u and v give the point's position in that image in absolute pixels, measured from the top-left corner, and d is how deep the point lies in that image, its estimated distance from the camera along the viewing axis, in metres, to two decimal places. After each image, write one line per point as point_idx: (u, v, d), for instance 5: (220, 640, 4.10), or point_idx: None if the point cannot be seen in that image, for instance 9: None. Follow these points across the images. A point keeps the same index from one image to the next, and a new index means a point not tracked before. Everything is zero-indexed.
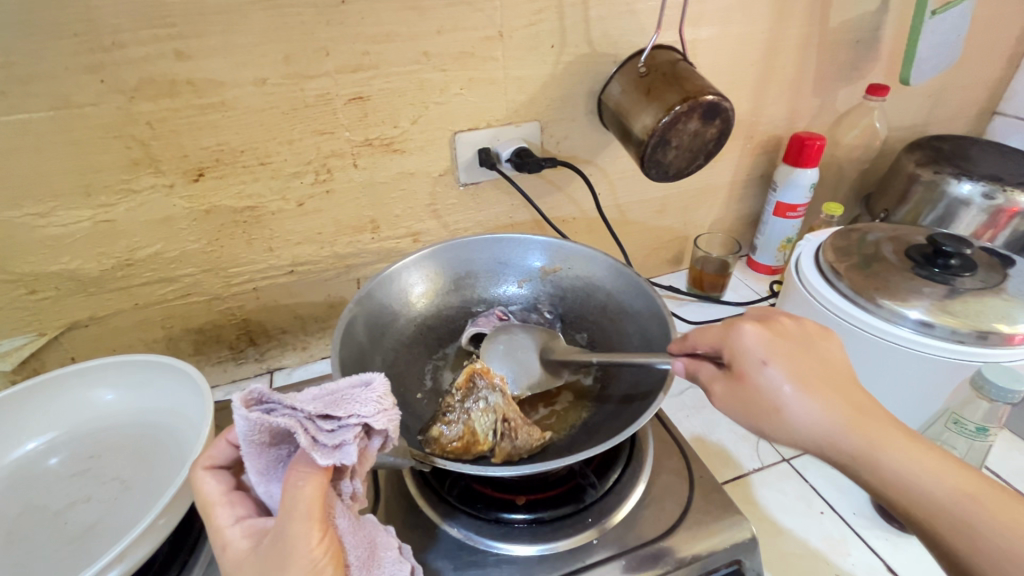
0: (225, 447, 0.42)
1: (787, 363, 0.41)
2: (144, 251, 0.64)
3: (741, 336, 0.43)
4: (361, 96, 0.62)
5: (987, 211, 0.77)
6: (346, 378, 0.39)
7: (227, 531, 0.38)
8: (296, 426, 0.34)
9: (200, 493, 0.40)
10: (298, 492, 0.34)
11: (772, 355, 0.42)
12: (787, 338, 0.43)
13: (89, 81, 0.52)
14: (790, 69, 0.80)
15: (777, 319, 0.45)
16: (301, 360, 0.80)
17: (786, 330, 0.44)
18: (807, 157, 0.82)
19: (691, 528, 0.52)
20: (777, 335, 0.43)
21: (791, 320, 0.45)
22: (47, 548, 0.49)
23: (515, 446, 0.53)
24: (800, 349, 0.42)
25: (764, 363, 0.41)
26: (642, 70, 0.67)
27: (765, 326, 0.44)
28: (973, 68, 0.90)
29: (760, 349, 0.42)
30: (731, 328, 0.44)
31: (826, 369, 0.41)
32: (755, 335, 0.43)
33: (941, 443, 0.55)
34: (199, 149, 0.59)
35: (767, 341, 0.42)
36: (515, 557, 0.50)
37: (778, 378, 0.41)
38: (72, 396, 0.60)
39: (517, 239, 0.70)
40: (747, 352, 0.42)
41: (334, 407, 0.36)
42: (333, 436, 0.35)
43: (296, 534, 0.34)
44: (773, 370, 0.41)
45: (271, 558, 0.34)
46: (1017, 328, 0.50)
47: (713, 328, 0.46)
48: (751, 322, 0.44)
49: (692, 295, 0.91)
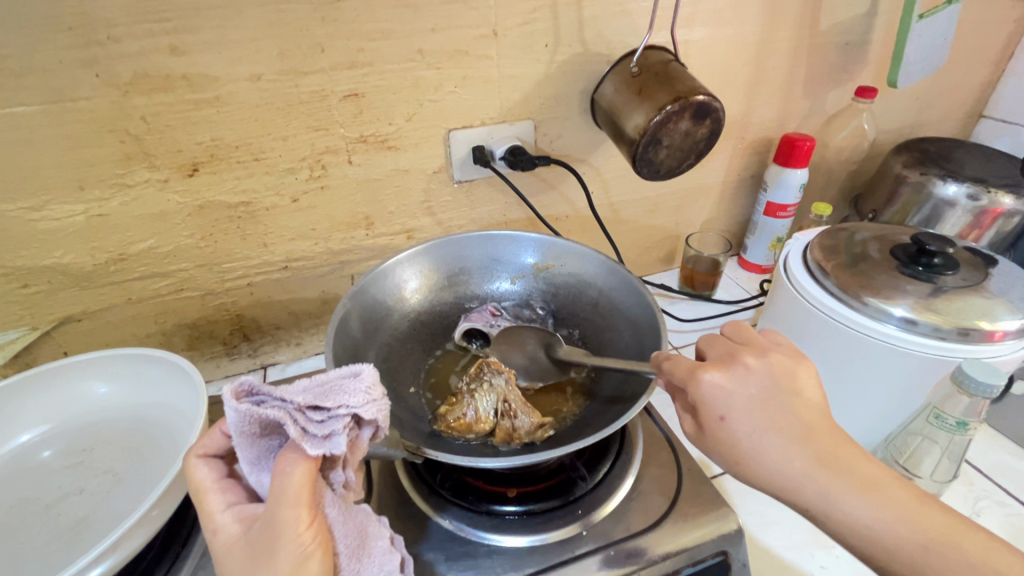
0: (221, 437, 0.42)
1: (743, 417, 0.40)
2: (138, 245, 0.64)
3: (700, 386, 0.42)
4: (357, 93, 0.62)
5: (972, 211, 0.79)
6: (336, 369, 0.40)
7: (219, 516, 0.38)
8: (284, 418, 0.35)
9: (193, 480, 0.40)
10: (287, 477, 0.35)
11: (732, 409, 0.41)
12: (747, 385, 0.41)
13: (84, 75, 0.53)
14: (781, 71, 0.81)
15: (742, 358, 0.43)
16: (294, 356, 0.80)
17: (749, 373, 0.42)
18: (797, 158, 0.83)
19: (679, 519, 0.53)
20: (739, 385, 0.41)
21: (758, 359, 0.43)
22: (41, 538, 0.49)
23: (515, 427, 0.55)
24: (761, 401, 0.41)
25: (722, 417, 0.41)
26: (634, 70, 0.68)
27: (727, 373, 0.42)
28: (961, 70, 0.92)
29: (719, 401, 0.41)
30: (692, 374, 0.43)
31: (789, 419, 0.40)
32: (714, 386, 0.41)
33: (925, 434, 0.56)
34: (193, 144, 0.59)
35: (728, 393, 0.41)
36: (506, 548, 0.50)
37: (738, 431, 0.40)
38: (65, 389, 0.60)
39: (510, 236, 0.70)
40: (707, 404, 0.42)
41: (323, 399, 0.37)
42: (324, 427, 0.36)
43: (287, 519, 0.34)
44: (731, 424, 0.40)
45: (261, 542, 0.35)
46: (996, 325, 0.51)
47: (678, 366, 0.44)
48: (711, 371, 0.42)
49: (683, 294, 0.92)
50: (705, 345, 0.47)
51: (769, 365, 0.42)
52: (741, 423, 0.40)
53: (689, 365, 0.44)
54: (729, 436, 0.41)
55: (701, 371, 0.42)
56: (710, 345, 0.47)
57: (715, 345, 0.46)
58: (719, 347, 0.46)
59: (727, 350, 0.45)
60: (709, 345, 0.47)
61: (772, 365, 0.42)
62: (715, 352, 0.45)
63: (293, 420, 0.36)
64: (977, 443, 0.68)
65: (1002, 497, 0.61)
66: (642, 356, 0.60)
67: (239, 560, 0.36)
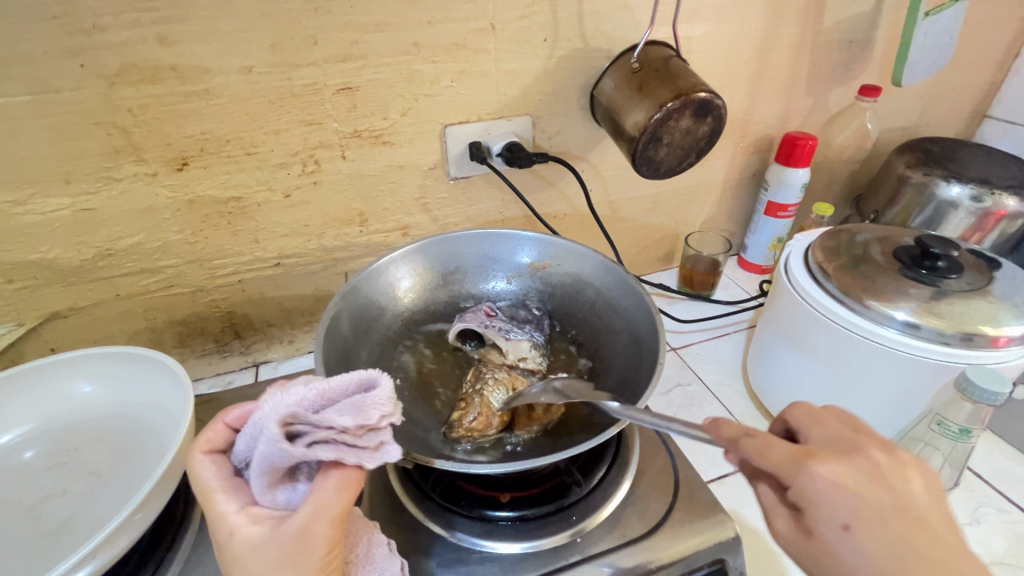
0: (221, 430, 0.42)
1: (873, 536, 0.31)
2: (126, 241, 0.62)
3: (816, 480, 0.33)
4: (350, 87, 0.61)
5: (975, 214, 0.78)
6: (342, 380, 0.37)
7: (233, 517, 0.38)
8: (340, 454, 0.36)
9: (199, 479, 0.39)
10: (333, 500, 0.36)
11: (860, 519, 0.31)
12: (875, 486, 0.32)
13: (69, 65, 0.51)
14: (784, 68, 0.80)
15: (867, 452, 0.34)
16: (287, 354, 0.79)
17: (877, 472, 0.33)
18: (799, 157, 0.82)
19: (675, 526, 0.52)
20: (865, 487, 0.32)
21: (888, 457, 0.34)
22: (21, 541, 0.48)
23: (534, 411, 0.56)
24: (894, 512, 0.32)
25: (844, 527, 0.31)
26: (634, 66, 0.66)
27: (848, 470, 0.33)
28: (966, 69, 0.91)
29: (843, 507, 0.32)
30: (801, 464, 0.33)
31: (931, 544, 0.31)
32: (832, 483, 0.32)
33: (925, 445, 0.55)
34: (183, 137, 0.58)
35: (852, 495, 0.32)
36: (499, 554, 0.50)
37: (863, 552, 0.31)
38: (50, 387, 0.59)
39: (506, 235, 0.69)
40: (823, 505, 0.32)
41: (359, 419, 0.36)
42: (369, 441, 0.37)
43: (324, 536, 0.36)
44: (856, 538, 0.31)
45: (292, 551, 0.36)
46: (1001, 330, 0.50)
47: (777, 452, 0.35)
48: (829, 462, 0.33)
49: (682, 294, 0.91)
50: (802, 423, 0.39)
51: (901, 466, 0.34)
52: (870, 542, 0.31)
53: (793, 452, 0.34)
54: (849, 554, 0.31)
55: (814, 463, 0.33)
56: (808, 425, 0.39)
57: (821, 424, 0.38)
58: (825, 428, 0.38)
59: (837, 436, 0.36)
60: (809, 423, 0.38)
61: (903, 467, 0.34)
62: (822, 434, 0.37)
63: (342, 448, 0.36)
64: (978, 449, 0.67)
65: (1002, 503, 0.60)
66: (640, 359, 0.58)
67: (263, 561, 0.36)
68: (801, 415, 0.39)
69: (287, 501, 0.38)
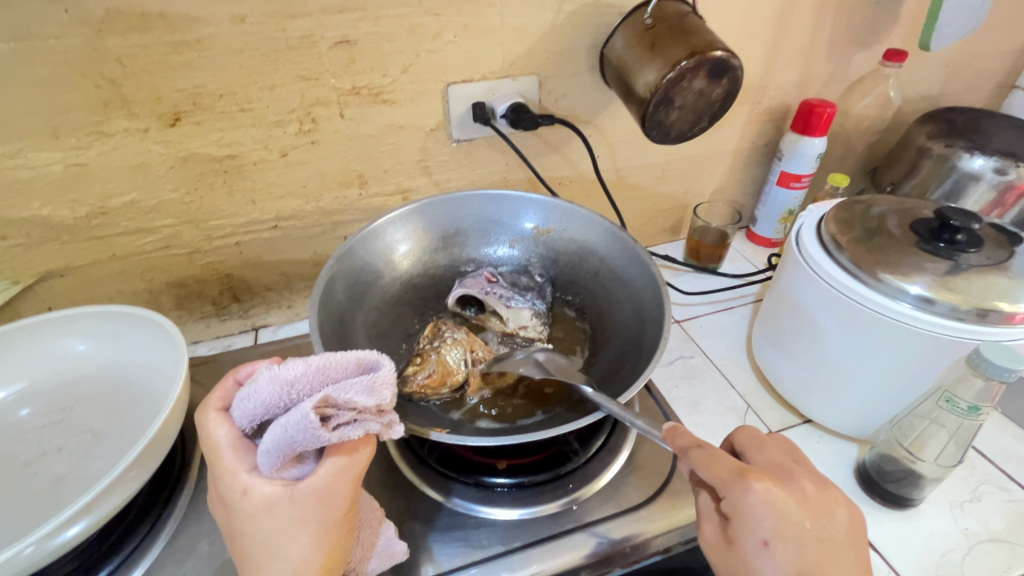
0: (232, 387, 0.42)
1: (790, 555, 0.36)
2: (119, 199, 0.61)
3: (749, 497, 0.37)
4: (348, 40, 0.58)
5: (997, 187, 0.75)
6: (349, 358, 0.37)
7: (245, 476, 0.37)
8: (373, 424, 0.36)
9: (210, 435, 0.38)
10: (352, 460, 0.37)
11: (777, 536, 0.36)
12: (801, 513, 0.37)
13: (52, 10, 0.49)
14: (806, 29, 0.75)
15: (798, 482, 0.39)
16: (286, 319, 0.79)
17: (805, 499, 0.38)
18: (816, 126, 0.79)
19: (672, 496, 0.52)
20: (789, 507, 0.37)
21: (813, 484, 0.39)
22: (18, 496, 0.49)
23: (487, 374, 0.57)
24: (812, 537, 0.37)
25: (764, 542, 0.37)
26: (647, 22, 0.62)
27: (778, 490, 0.38)
28: (999, 34, 0.86)
29: (765, 525, 0.37)
30: (740, 479, 0.38)
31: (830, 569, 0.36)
32: (765, 501, 0.37)
33: (931, 420, 0.54)
34: (174, 91, 0.56)
35: (777, 515, 0.37)
36: (495, 520, 0.50)
37: (776, 565, 0.36)
38: (45, 345, 0.58)
39: (509, 197, 0.67)
40: (751, 520, 0.37)
41: (376, 397, 0.36)
42: (385, 418, 0.37)
43: (344, 494, 0.37)
44: (772, 554, 0.36)
45: (313, 508, 0.36)
46: (1018, 307, 0.48)
47: (721, 466, 0.39)
48: (764, 483, 0.38)
49: (689, 266, 0.89)
50: (746, 446, 0.44)
51: (822, 494, 0.39)
52: (783, 558, 0.36)
53: (734, 468, 0.39)
54: (762, 564, 0.37)
55: (751, 479, 0.38)
56: (757, 448, 0.43)
57: (763, 448, 0.43)
58: (766, 452, 0.43)
59: (776, 459, 0.42)
60: (752, 447, 0.44)
61: (823, 495, 0.39)
62: (762, 458, 0.42)
63: (371, 420, 0.36)
64: (983, 428, 0.67)
65: (1004, 482, 0.60)
66: (641, 332, 0.57)
67: (280, 520, 0.36)
68: (747, 438, 0.44)
69: (298, 474, 0.37)
